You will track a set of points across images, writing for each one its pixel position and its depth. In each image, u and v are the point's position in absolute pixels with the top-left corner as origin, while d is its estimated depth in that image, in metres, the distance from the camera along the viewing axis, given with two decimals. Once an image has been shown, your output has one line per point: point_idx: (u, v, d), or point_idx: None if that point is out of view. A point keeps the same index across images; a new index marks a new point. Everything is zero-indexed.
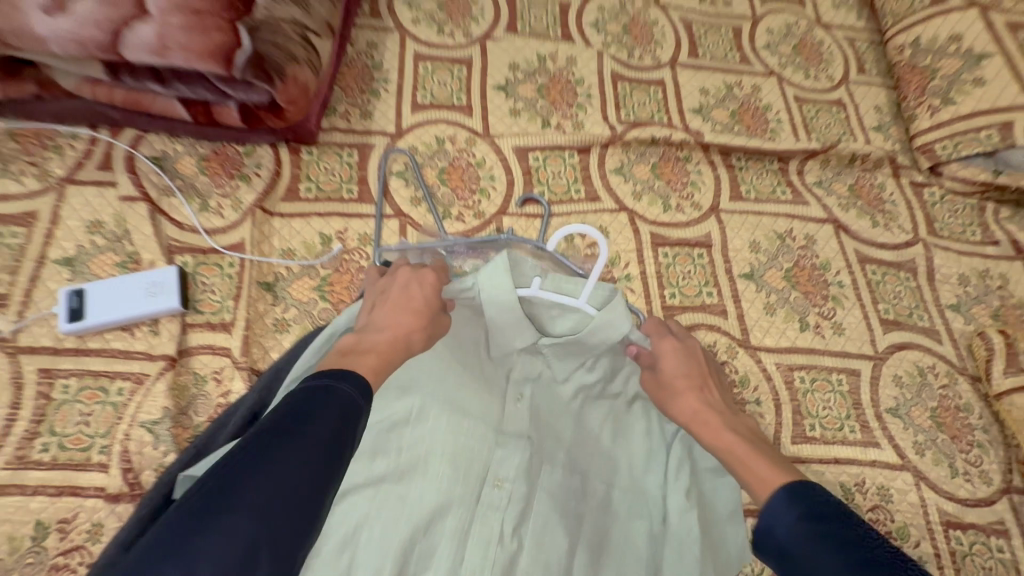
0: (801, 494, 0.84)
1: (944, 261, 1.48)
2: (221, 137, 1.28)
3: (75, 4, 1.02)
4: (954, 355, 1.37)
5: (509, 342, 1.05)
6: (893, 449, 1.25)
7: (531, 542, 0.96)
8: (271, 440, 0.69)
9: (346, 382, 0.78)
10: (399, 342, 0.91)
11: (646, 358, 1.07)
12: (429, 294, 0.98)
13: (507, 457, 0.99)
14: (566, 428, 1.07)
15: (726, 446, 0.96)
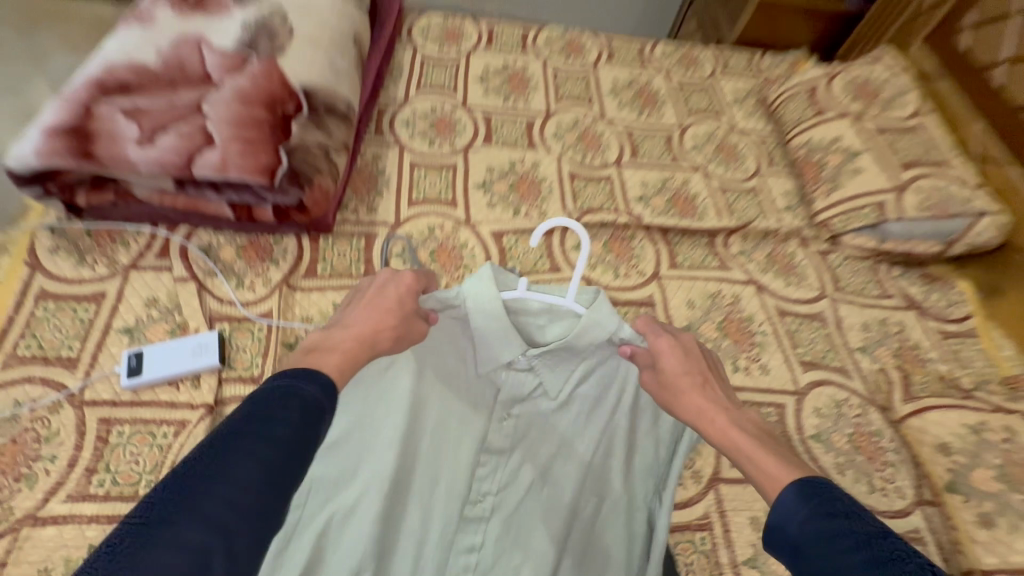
0: (809, 492, 0.95)
1: (849, 313, 1.79)
2: (258, 231, 1.61)
3: (162, 141, 1.43)
4: (864, 389, 1.63)
5: (496, 356, 1.22)
6: (819, 469, 1.47)
7: (516, 544, 1.18)
8: (240, 436, 0.83)
9: (307, 386, 0.95)
10: (365, 341, 1.11)
11: (644, 357, 1.19)
12: (399, 299, 1.17)
13: (487, 474, 1.23)
14: (546, 442, 1.28)
15: (732, 443, 1.11)
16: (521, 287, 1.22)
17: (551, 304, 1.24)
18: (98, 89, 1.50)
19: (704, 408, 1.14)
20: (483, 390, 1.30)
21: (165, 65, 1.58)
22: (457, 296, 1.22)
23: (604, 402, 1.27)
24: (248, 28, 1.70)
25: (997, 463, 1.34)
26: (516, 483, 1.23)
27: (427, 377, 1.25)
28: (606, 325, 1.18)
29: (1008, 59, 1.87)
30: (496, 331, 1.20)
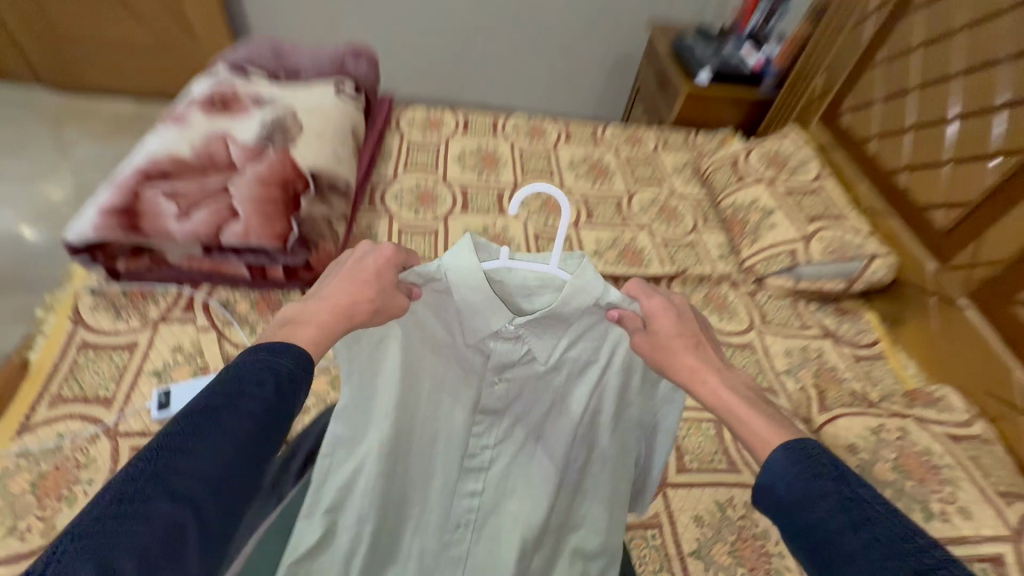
0: (801, 454, 0.95)
1: (775, 342, 2.10)
2: (269, 286, 1.89)
3: (196, 216, 1.76)
4: (789, 405, 1.91)
5: (484, 325, 1.22)
6: (751, 473, 1.71)
7: (511, 491, 1.33)
8: (207, 414, 0.83)
9: (279, 363, 0.94)
10: (343, 317, 1.06)
11: (629, 321, 1.16)
12: (381, 268, 1.12)
13: (484, 433, 1.31)
14: (539, 401, 1.31)
15: (719, 401, 1.10)
16: (503, 257, 1.24)
17: (535, 271, 1.26)
18: (143, 176, 1.84)
19: (698, 369, 1.12)
20: (476, 357, 1.29)
21: (197, 155, 1.94)
22: (437, 269, 1.18)
23: (595, 361, 1.26)
24: (267, 126, 2.09)
25: (892, 457, 1.60)
26: (510, 437, 1.33)
27: (418, 348, 1.24)
28: (592, 290, 1.16)
29: (877, 135, 2.34)
30: (480, 305, 1.20)
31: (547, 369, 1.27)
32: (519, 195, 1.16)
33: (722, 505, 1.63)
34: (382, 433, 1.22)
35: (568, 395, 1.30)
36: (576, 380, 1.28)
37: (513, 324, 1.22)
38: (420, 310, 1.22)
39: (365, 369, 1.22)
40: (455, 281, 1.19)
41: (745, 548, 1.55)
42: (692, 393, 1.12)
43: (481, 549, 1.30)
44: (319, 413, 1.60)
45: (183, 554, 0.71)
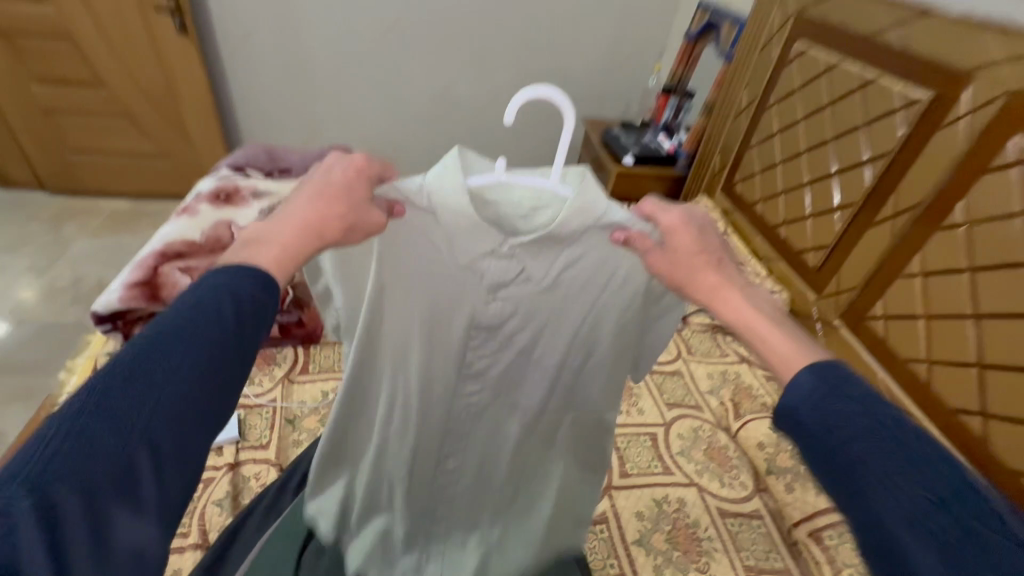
0: (826, 375, 0.93)
1: (700, 367, 2.49)
2: (266, 343, 2.20)
3: None
4: (714, 417, 2.26)
5: (474, 247, 1.16)
6: (683, 474, 2.02)
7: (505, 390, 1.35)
8: (165, 344, 0.82)
9: (242, 286, 0.89)
10: (315, 242, 0.99)
11: (635, 241, 1.09)
12: (348, 182, 1.03)
13: (485, 309, 1.23)
14: (552, 287, 1.21)
15: (746, 321, 1.05)
16: (500, 169, 1.18)
17: (528, 193, 1.23)
18: (161, 255, 2.20)
19: (721, 286, 1.07)
20: (466, 278, 1.19)
21: (207, 239, 2.34)
22: (421, 188, 1.11)
23: (603, 275, 1.19)
24: (265, 213, 2.53)
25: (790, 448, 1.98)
26: (503, 358, 1.30)
27: (398, 271, 1.17)
28: (595, 210, 1.10)
29: (759, 200, 2.95)
30: (466, 228, 1.13)
31: (533, 279, 1.20)
32: (516, 100, 1.09)
33: (659, 501, 1.92)
34: (375, 358, 1.28)
35: (561, 308, 1.24)
36: (572, 294, 1.22)
37: (507, 246, 1.16)
38: (412, 244, 1.16)
39: (349, 296, 1.21)
40: (441, 202, 1.12)
41: (680, 535, 1.83)
42: (710, 311, 1.09)
43: (479, 445, 1.43)
44: (312, 443, 1.87)
45: (142, 490, 0.74)
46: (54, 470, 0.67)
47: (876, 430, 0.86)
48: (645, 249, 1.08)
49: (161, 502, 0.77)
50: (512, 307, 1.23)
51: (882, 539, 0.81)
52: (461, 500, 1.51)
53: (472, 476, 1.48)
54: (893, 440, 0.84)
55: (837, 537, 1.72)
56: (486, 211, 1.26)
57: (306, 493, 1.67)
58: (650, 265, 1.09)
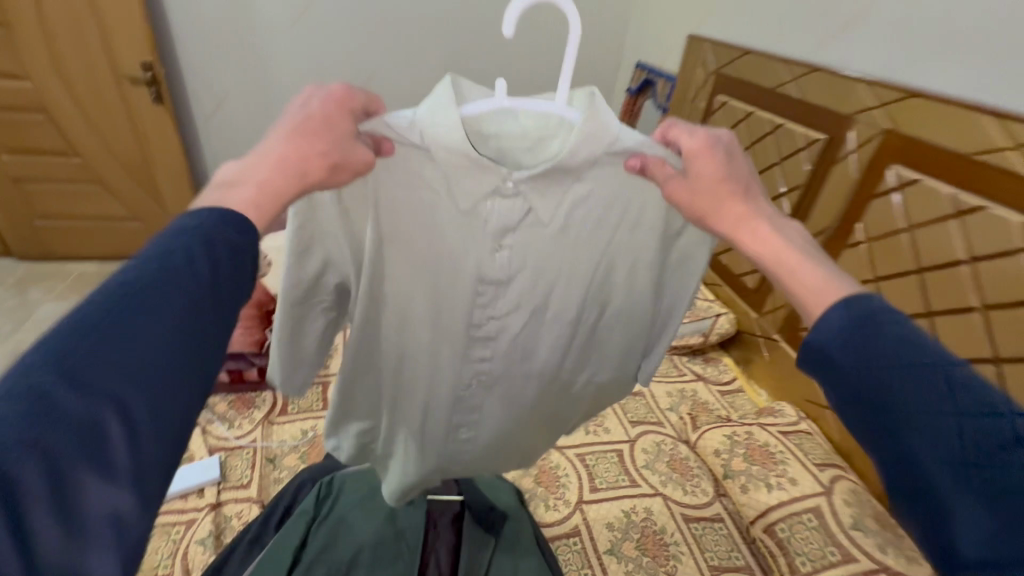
0: (857, 307, 0.86)
1: (660, 387, 2.67)
2: (245, 389, 2.29)
3: None
4: (674, 432, 2.43)
5: (475, 189, 1.21)
6: (648, 485, 2.15)
7: (518, 357, 1.40)
8: (130, 300, 0.74)
9: (214, 242, 0.84)
10: (298, 180, 0.98)
11: (648, 166, 1.14)
12: (329, 114, 1.03)
13: (493, 266, 1.28)
14: (563, 247, 1.30)
15: (766, 247, 1.05)
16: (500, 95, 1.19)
17: (528, 117, 1.32)
18: None
19: (747, 216, 1.08)
20: (477, 226, 1.25)
21: None
22: (413, 124, 1.13)
23: (608, 219, 1.29)
24: None
25: (742, 452, 2.15)
26: (518, 307, 1.33)
27: (411, 219, 1.23)
28: (604, 137, 1.15)
29: None
30: (465, 168, 1.18)
31: (541, 225, 1.27)
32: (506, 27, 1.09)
33: (628, 511, 2.04)
34: (385, 305, 1.31)
35: (574, 253, 1.31)
36: (586, 236, 1.30)
37: (512, 182, 1.22)
38: (427, 194, 1.22)
39: (360, 246, 1.22)
40: (434, 138, 1.14)
41: (648, 541, 1.95)
42: (730, 242, 1.10)
43: (492, 406, 1.47)
44: (292, 479, 1.93)
45: (115, 455, 0.66)
46: (11, 438, 0.59)
47: (907, 363, 0.78)
48: (667, 182, 1.11)
49: (141, 472, 0.69)
50: (523, 255, 1.29)
51: (916, 481, 0.76)
52: (475, 457, 1.60)
53: (487, 435, 1.53)
54: (925, 370, 0.77)
55: (788, 531, 1.86)
56: (488, 143, 1.37)
57: (288, 526, 1.72)
58: (670, 195, 1.11)
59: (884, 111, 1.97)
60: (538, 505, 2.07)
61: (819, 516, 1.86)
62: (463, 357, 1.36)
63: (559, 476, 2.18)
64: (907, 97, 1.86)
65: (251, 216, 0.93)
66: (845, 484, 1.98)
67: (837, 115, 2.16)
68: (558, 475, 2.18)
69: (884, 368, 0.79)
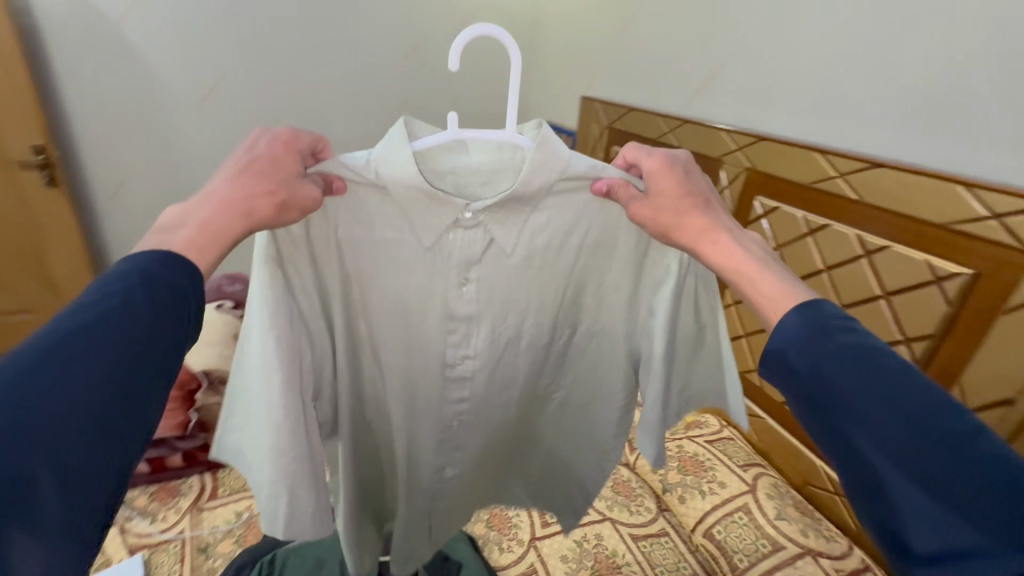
0: (806, 312, 1.00)
1: None
2: (167, 477, 2.12)
3: None
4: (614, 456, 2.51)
5: (436, 224, 1.30)
6: (595, 511, 2.21)
7: (494, 386, 1.55)
8: (59, 361, 0.78)
9: (146, 296, 0.89)
10: (244, 219, 1.06)
11: (616, 189, 1.26)
12: (275, 154, 1.13)
13: (462, 304, 1.40)
14: (531, 278, 1.42)
15: (726, 259, 1.16)
16: (450, 129, 1.26)
17: (484, 151, 1.42)
18: None
19: (710, 228, 1.19)
20: (439, 261, 1.36)
21: None
22: (368, 163, 1.23)
23: (569, 244, 1.40)
24: None
25: (676, 465, 2.32)
26: (489, 346, 1.47)
27: (380, 259, 1.34)
28: (557, 164, 1.27)
29: None
30: (423, 202, 1.27)
31: (513, 260, 1.39)
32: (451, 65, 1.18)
33: (579, 541, 2.09)
34: (356, 354, 1.42)
35: (538, 282, 1.43)
36: (548, 265, 1.41)
37: (468, 213, 1.31)
38: (387, 230, 1.30)
39: (323, 300, 1.31)
40: (388, 174, 1.23)
41: (602, 567, 1.99)
42: (693, 253, 1.22)
43: (471, 436, 1.62)
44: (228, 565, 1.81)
45: (42, 509, 0.72)
46: None
47: (861, 368, 0.89)
48: (632, 203, 1.22)
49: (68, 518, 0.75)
50: (491, 284, 1.40)
51: (868, 478, 0.86)
52: (461, 483, 1.73)
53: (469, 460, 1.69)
54: (877, 373, 0.88)
55: (723, 531, 2.01)
56: (448, 176, 1.44)
57: None
58: (636, 214, 1.21)
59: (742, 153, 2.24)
60: (492, 549, 2.09)
61: (749, 513, 2.04)
62: (436, 389, 1.49)
63: (510, 517, 2.22)
64: (755, 141, 2.16)
65: (195, 256, 1.00)
66: (767, 479, 2.18)
67: (706, 157, 2.42)
68: (508, 516, 2.22)
69: (842, 373, 0.90)
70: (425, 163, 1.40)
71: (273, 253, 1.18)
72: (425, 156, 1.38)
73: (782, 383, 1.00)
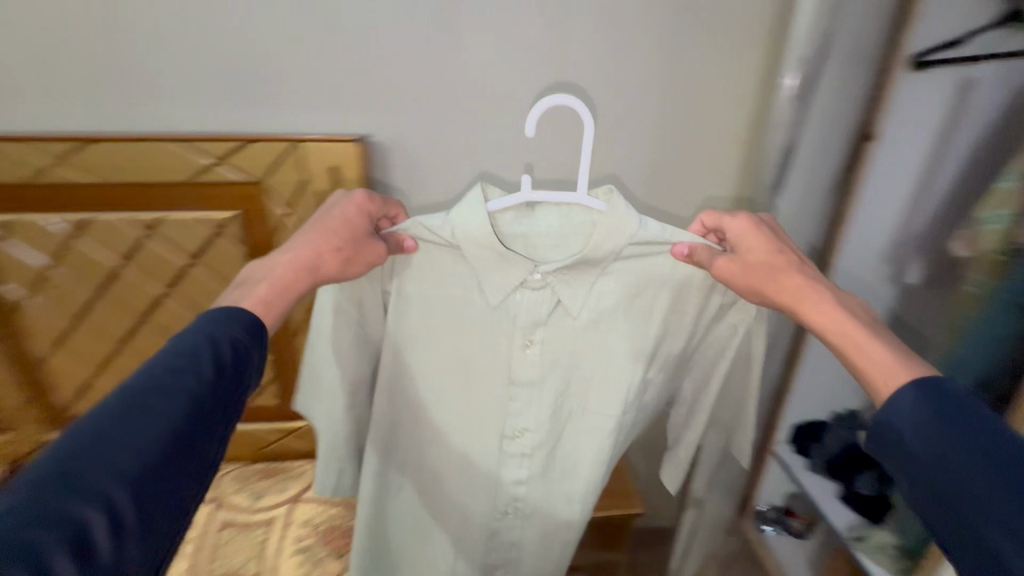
0: (938, 402, 0.35)
1: None
2: None
3: None
4: None
5: (514, 275, 0.51)
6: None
7: (537, 551, 0.61)
8: (68, 514, 0.29)
9: (195, 373, 0.37)
10: (310, 274, 0.46)
11: (707, 253, 0.49)
12: (359, 219, 0.48)
13: (365, 394, 0.54)
14: (586, 367, 0.54)
15: (837, 329, 0.42)
16: (524, 193, 0.49)
17: (570, 218, 0.54)
18: None
19: (803, 285, 0.45)
20: (498, 334, 0.53)
21: None
22: (444, 219, 0.49)
23: (641, 284, 0.52)
24: None
25: None
26: (549, 445, 0.56)
27: (450, 330, 0.53)
28: (628, 229, 0.49)
29: None
30: (498, 261, 0.50)
31: (610, 353, 0.54)
32: (542, 106, 0.46)
33: None
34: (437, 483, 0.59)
35: (608, 353, 0.54)
36: (615, 324, 0.53)
37: (538, 274, 0.51)
38: (458, 290, 0.52)
39: (411, 393, 0.55)
40: (466, 237, 0.49)
41: None
42: (789, 315, 0.46)
43: None
44: None
45: None
46: None
47: None
48: (712, 258, 0.48)
49: None
50: (558, 357, 0.54)
51: None
52: None
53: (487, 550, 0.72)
54: None
55: None
56: (523, 247, 0.56)
57: None
58: (723, 278, 0.48)
59: (66, 238, 0.77)
60: None
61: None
62: (466, 497, 0.58)
63: None
64: (83, 146, 0.70)
65: (259, 315, 0.43)
66: None
67: (211, 265, 0.82)
68: None
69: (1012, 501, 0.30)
70: (507, 238, 0.55)
71: (358, 312, 0.51)
72: (505, 235, 0.55)
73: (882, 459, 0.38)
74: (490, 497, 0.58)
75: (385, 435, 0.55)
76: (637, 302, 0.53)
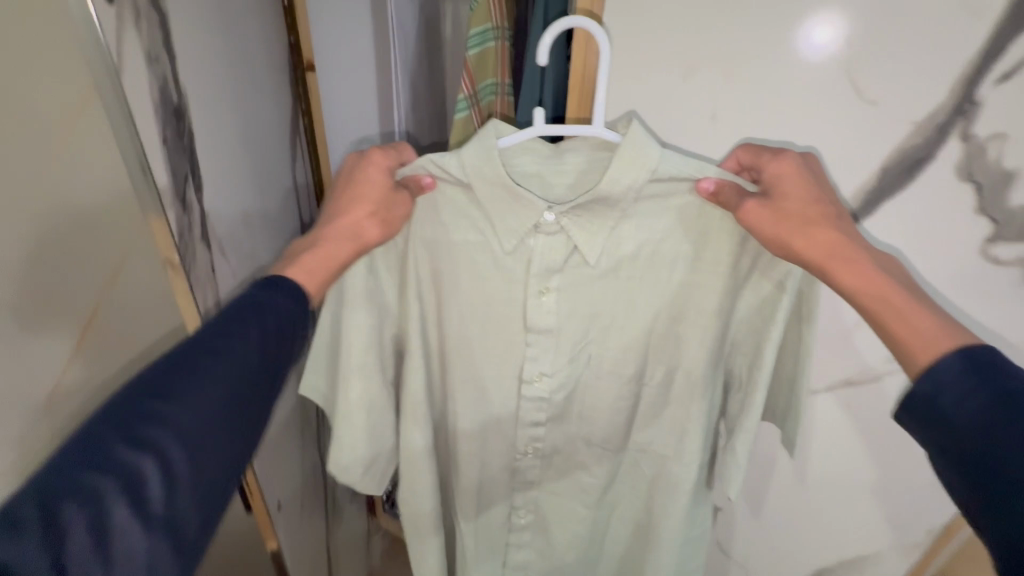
0: (982, 372, 0.34)
1: None
2: None
3: None
4: None
5: (529, 218, 0.50)
6: None
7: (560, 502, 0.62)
8: (130, 458, 0.32)
9: (243, 336, 0.38)
10: (353, 242, 0.47)
11: (732, 193, 0.46)
12: (382, 177, 0.48)
13: (385, 351, 0.55)
14: (606, 313, 0.54)
15: (872, 290, 0.41)
16: (536, 127, 0.48)
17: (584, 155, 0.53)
18: None
19: (838, 241, 0.43)
20: (510, 282, 0.53)
21: None
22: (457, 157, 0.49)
23: (662, 225, 0.51)
24: None
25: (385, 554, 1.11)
26: (562, 391, 0.56)
27: (468, 277, 0.53)
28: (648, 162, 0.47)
29: None
30: (508, 201, 0.50)
31: (629, 299, 0.53)
32: (551, 33, 0.46)
33: None
34: (459, 436, 0.59)
35: (628, 300, 0.53)
36: (638, 269, 0.52)
37: (551, 216, 0.51)
38: (472, 236, 0.52)
39: (429, 343, 0.56)
40: (482, 174, 0.49)
41: None
42: (817, 274, 0.44)
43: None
44: None
45: None
46: None
47: None
48: (741, 200, 0.45)
49: None
50: (575, 306, 0.53)
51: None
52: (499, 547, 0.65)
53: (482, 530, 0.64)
54: None
55: None
56: (538, 187, 0.55)
57: None
58: (751, 225, 0.44)
59: None
60: None
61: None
62: (485, 442, 0.59)
63: None
64: None
65: (299, 282, 0.44)
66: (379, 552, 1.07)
67: None
68: None
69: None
70: (520, 176, 0.54)
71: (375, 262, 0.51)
72: (518, 174, 0.54)
73: (913, 419, 0.37)
74: (508, 432, 0.59)
75: (408, 391, 0.56)
76: (663, 247, 0.51)
